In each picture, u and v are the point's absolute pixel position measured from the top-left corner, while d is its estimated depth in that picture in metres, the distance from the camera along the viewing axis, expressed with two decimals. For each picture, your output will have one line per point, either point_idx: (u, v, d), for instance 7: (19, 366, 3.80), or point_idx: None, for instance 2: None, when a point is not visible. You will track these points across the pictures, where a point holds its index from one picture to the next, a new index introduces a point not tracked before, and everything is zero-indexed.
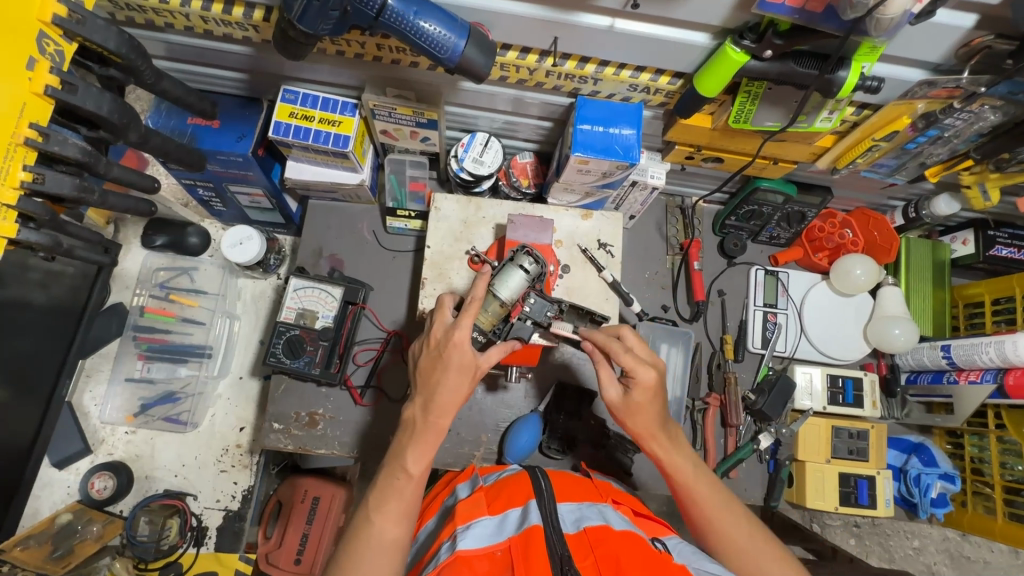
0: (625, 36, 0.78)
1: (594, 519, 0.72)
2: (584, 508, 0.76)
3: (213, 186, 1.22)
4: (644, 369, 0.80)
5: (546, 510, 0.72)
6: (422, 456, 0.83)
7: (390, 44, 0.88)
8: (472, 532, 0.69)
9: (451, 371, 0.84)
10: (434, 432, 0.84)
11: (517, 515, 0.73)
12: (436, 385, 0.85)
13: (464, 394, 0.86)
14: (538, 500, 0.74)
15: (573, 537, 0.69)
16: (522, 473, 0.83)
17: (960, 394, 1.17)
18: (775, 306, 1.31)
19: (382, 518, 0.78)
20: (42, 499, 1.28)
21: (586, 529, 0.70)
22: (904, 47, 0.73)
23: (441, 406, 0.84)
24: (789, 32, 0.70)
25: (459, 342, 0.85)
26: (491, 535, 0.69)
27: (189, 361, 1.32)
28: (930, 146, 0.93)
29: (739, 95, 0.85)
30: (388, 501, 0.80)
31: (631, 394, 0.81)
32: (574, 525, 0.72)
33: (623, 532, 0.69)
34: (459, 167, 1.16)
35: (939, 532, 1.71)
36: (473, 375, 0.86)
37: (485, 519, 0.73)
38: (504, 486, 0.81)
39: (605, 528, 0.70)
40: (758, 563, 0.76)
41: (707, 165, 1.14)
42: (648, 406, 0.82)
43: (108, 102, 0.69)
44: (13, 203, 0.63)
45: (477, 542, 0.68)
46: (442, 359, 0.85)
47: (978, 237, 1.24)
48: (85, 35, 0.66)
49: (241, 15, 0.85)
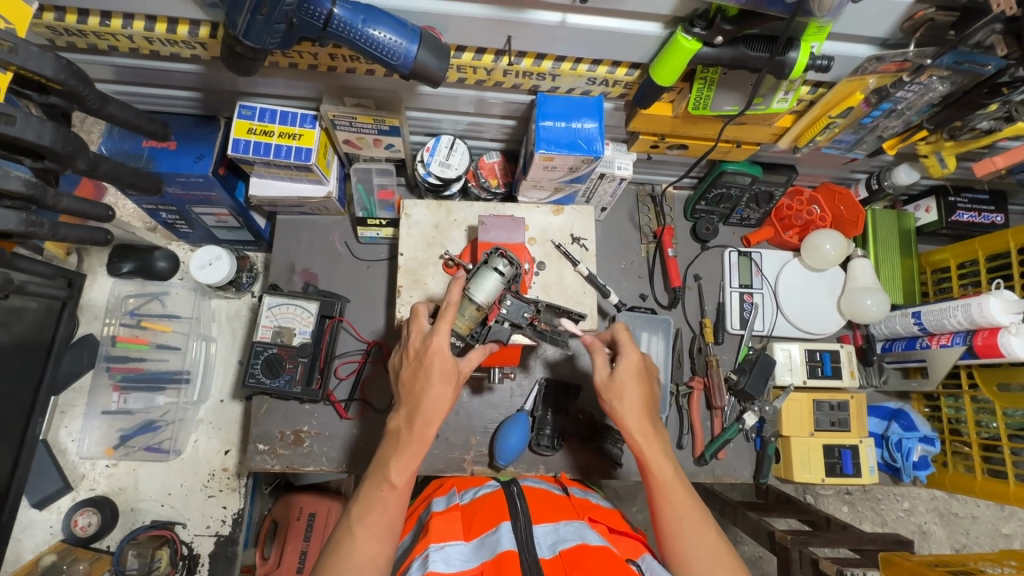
0: (578, 30, 0.78)
1: (570, 541, 0.80)
2: (561, 528, 0.84)
3: (175, 209, 1.19)
4: (632, 354, 0.90)
5: (521, 535, 0.81)
6: (405, 467, 0.83)
7: (343, 53, 0.87)
8: (445, 555, 0.78)
9: (433, 379, 0.84)
10: (420, 442, 0.83)
11: (492, 539, 0.81)
12: (420, 393, 0.84)
13: (447, 402, 0.85)
14: (513, 525, 0.83)
15: (549, 562, 0.77)
16: (499, 497, 0.93)
17: (933, 358, 1.19)
18: (751, 286, 1.33)
19: (364, 531, 0.78)
20: (24, 542, 1.25)
21: (561, 554, 0.78)
22: (850, 25, 0.74)
23: (427, 415, 0.84)
24: (737, 18, 0.70)
25: (437, 349, 0.85)
26: (465, 560, 0.78)
27: (167, 389, 1.31)
28: (885, 120, 0.94)
29: (696, 82, 0.86)
30: (370, 513, 0.80)
31: (622, 375, 0.90)
32: (550, 549, 0.80)
33: (597, 550, 0.76)
34: (426, 172, 1.15)
35: (927, 492, 1.77)
36: (456, 381, 0.86)
37: (460, 544, 0.82)
38: (481, 513, 0.90)
39: (579, 550, 0.77)
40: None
41: (673, 152, 1.14)
42: (634, 393, 0.89)
43: (50, 131, 0.67)
44: None
45: (449, 568, 0.76)
46: (423, 367, 0.85)
47: (940, 204, 1.27)
48: (19, 63, 0.63)
49: (186, 33, 0.83)
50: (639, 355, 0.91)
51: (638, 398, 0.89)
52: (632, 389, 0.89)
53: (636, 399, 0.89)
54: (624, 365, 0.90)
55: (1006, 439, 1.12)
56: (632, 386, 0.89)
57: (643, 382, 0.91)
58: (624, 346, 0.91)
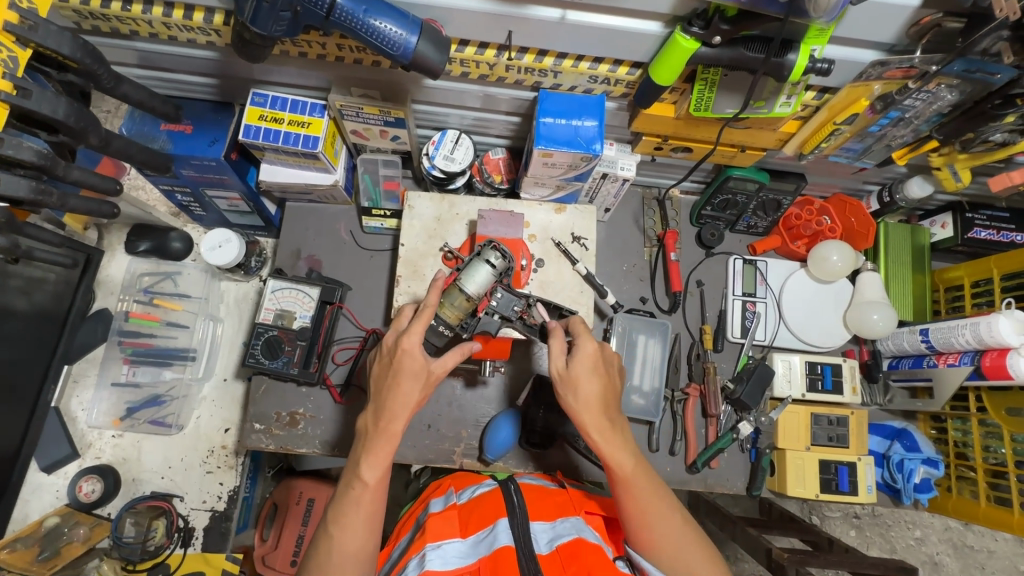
0: (577, 27, 0.79)
1: (567, 536, 0.82)
2: (558, 525, 0.85)
3: (190, 191, 1.24)
4: (591, 341, 0.89)
5: (518, 531, 0.82)
6: (377, 465, 0.84)
7: (349, 43, 0.89)
8: (442, 553, 0.80)
9: (403, 377, 0.86)
10: (386, 439, 0.85)
11: (489, 535, 0.83)
12: (389, 391, 0.87)
13: (415, 396, 0.87)
14: (510, 521, 0.84)
15: (546, 558, 0.79)
16: (496, 495, 0.94)
17: (940, 377, 1.15)
18: (754, 294, 1.31)
19: (341, 530, 0.81)
20: (31, 504, 1.29)
21: (558, 549, 0.80)
22: (851, 28, 0.73)
23: (392, 411, 0.86)
24: (736, 18, 0.70)
25: (407, 348, 0.87)
26: (462, 557, 0.80)
27: (173, 365, 1.35)
28: (893, 128, 0.91)
29: (697, 82, 0.86)
30: (346, 512, 0.82)
31: (584, 364, 0.87)
32: (547, 545, 0.81)
33: (593, 546, 0.78)
34: (431, 165, 1.16)
35: (939, 520, 1.70)
36: (425, 379, 0.87)
37: (456, 542, 0.83)
38: (478, 511, 0.91)
39: (576, 544, 0.79)
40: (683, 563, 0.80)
41: (677, 155, 1.14)
42: (588, 383, 0.87)
43: (64, 106, 0.70)
44: None
45: (445, 565, 0.78)
46: (393, 367, 0.87)
47: (956, 220, 1.24)
48: (38, 41, 0.67)
49: (201, 20, 0.87)
50: (595, 346, 0.90)
51: (592, 390, 0.87)
52: (588, 380, 0.87)
53: (592, 391, 0.87)
54: (581, 353, 0.88)
55: (1013, 466, 1.08)
56: (589, 381, 0.87)
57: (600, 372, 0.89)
58: (580, 337, 0.90)
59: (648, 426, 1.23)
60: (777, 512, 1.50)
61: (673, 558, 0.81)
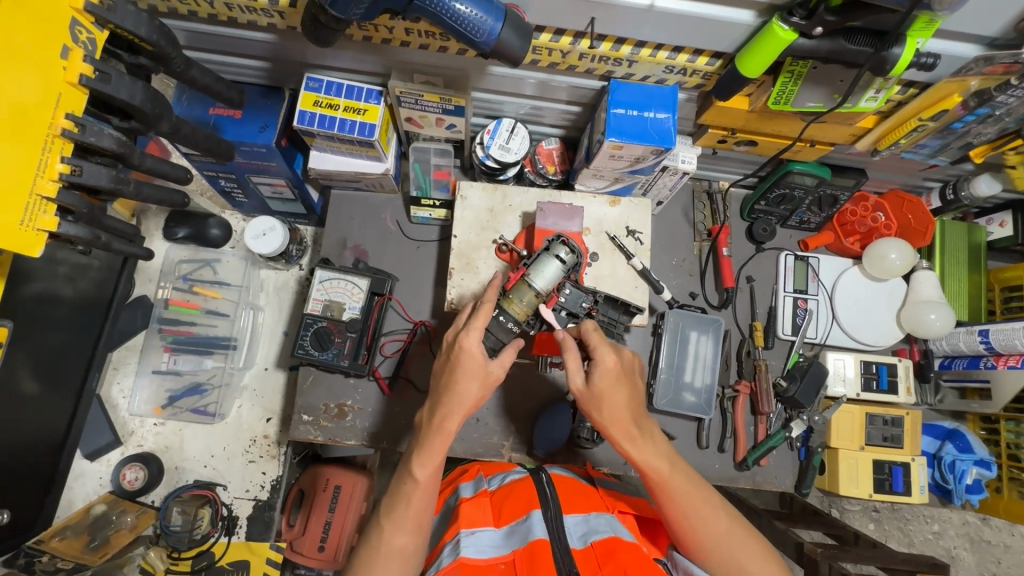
0: (665, 15, 0.76)
1: (601, 533, 0.81)
2: (591, 520, 0.85)
3: (235, 177, 1.20)
4: (608, 354, 0.86)
5: (553, 525, 0.82)
6: (428, 463, 0.84)
7: (420, 28, 0.85)
8: (476, 541, 0.81)
9: (460, 375, 0.85)
10: (439, 436, 0.85)
11: (523, 527, 0.82)
12: (447, 388, 0.86)
13: (471, 395, 0.86)
14: (544, 514, 0.84)
15: (581, 553, 0.78)
16: (528, 484, 0.93)
17: (999, 380, 1.16)
18: (806, 292, 1.29)
19: (390, 526, 0.82)
20: (76, 491, 1.29)
21: (592, 545, 0.79)
22: (960, 21, 0.70)
23: (447, 410, 0.85)
24: (842, 8, 0.67)
25: (468, 347, 0.85)
26: (496, 547, 0.80)
27: (214, 353, 1.33)
28: (979, 125, 0.89)
29: (782, 75, 0.82)
30: (396, 508, 0.83)
31: (606, 378, 0.86)
32: (581, 540, 0.81)
33: (629, 544, 0.77)
34: (485, 155, 1.14)
35: (959, 516, 1.71)
36: (483, 378, 0.86)
37: (491, 531, 0.83)
38: (511, 499, 0.90)
39: (611, 542, 0.78)
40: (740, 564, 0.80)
41: (740, 148, 1.11)
42: (614, 397, 0.85)
43: (141, 91, 0.67)
44: (53, 195, 0.60)
45: (480, 553, 0.78)
46: (453, 364, 0.87)
47: (1017, 219, 1.22)
48: (115, 22, 0.63)
49: (266, 1, 0.83)
50: (614, 358, 0.87)
51: (618, 403, 0.86)
52: (614, 394, 0.86)
53: (621, 403, 0.86)
54: (604, 368, 0.86)
55: None
56: (615, 396, 0.85)
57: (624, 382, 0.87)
58: (599, 350, 0.87)
59: (697, 423, 1.22)
60: (801, 505, 1.50)
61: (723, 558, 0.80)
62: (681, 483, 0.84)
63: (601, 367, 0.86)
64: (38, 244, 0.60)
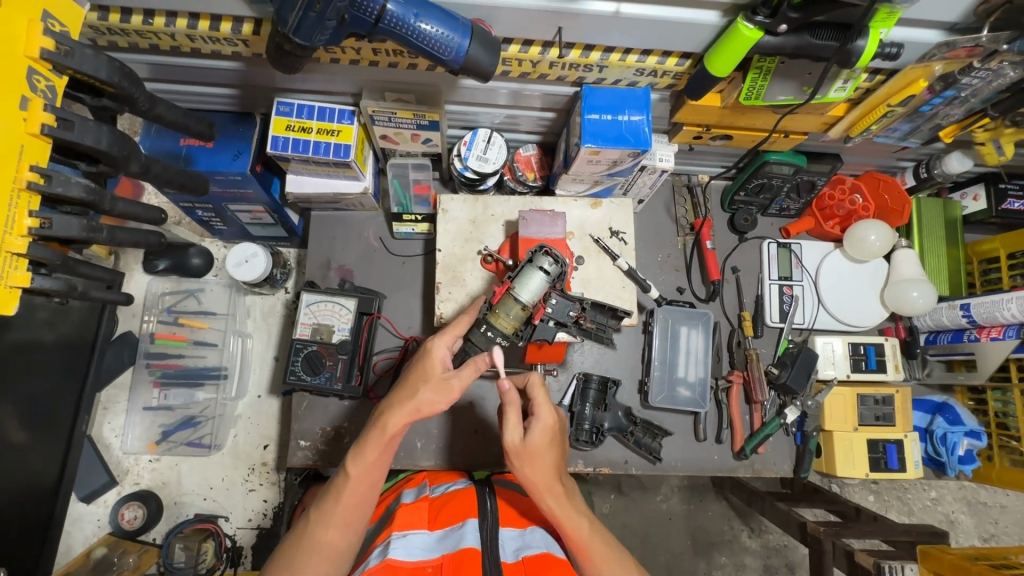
0: (631, 20, 0.76)
1: (534, 548, 0.77)
2: (525, 537, 0.81)
3: (211, 206, 1.19)
4: (548, 412, 0.84)
5: (486, 534, 0.77)
6: (363, 460, 0.83)
7: (386, 48, 0.85)
8: (407, 543, 0.76)
9: (414, 375, 0.87)
10: (376, 432, 0.84)
11: (457, 534, 0.78)
12: (401, 388, 0.87)
13: (414, 390, 0.85)
14: (480, 522, 0.80)
15: (511, 565, 0.74)
16: (469, 494, 0.90)
17: (981, 351, 1.17)
18: (791, 278, 1.30)
19: (320, 519, 0.81)
20: (74, 535, 1.27)
21: (524, 559, 0.75)
22: (920, 10, 0.71)
23: (388, 404, 0.86)
24: (804, 5, 0.68)
25: (432, 353, 0.88)
26: (427, 551, 0.76)
27: (206, 384, 1.33)
28: (946, 108, 0.90)
29: (751, 72, 0.83)
30: (328, 502, 0.83)
31: (541, 433, 0.83)
32: (512, 553, 0.77)
33: (560, 562, 0.74)
34: (464, 167, 1.13)
35: (952, 482, 1.75)
36: (435, 382, 0.85)
37: (424, 534, 0.79)
38: (449, 506, 0.87)
39: (542, 559, 0.74)
40: None
41: (715, 143, 1.12)
42: (548, 454, 0.83)
43: (107, 134, 0.65)
44: (24, 251, 0.59)
45: (409, 556, 0.74)
46: (413, 367, 0.89)
47: (989, 192, 1.24)
48: (75, 67, 0.62)
49: (229, 30, 0.82)
50: (554, 417, 0.85)
51: (549, 468, 0.83)
52: (545, 457, 0.83)
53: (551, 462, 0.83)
54: (543, 425, 0.83)
55: None
56: (550, 452, 0.83)
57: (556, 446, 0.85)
58: (541, 407, 0.84)
59: (693, 416, 1.23)
60: (797, 485, 1.52)
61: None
62: (600, 548, 0.81)
63: (539, 422, 0.84)
64: (13, 300, 0.59)
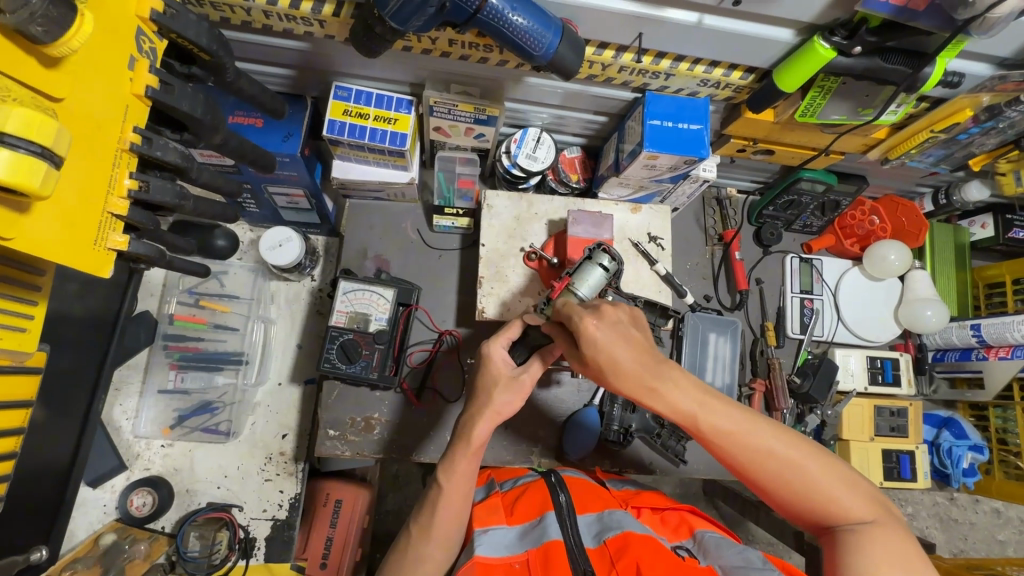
0: (711, 32, 0.79)
1: (614, 530, 0.84)
2: (604, 519, 0.89)
3: (250, 187, 1.16)
4: (589, 319, 0.75)
5: (567, 528, 0.86)
6: (451, 469, 0.87)
7: (464, 39, 0.85)
8: (491, 540, 0.85)
9: (490, 384, 0.89)
10: (462, 442, 0.88)
11: (537, 529, 0.86)
12: (475, 395, 0.91)
13: (488, 396, 0.89)
14: (557, 516, 0.88)
15: (595, 552, 0.82)
16: (540, 487, 0.97)
17: (990, 370, 1.25)
18: (812, 292, 1.34)
19: (417, 532, 0.87)
20: (77, 521, 1.21)
21: (606, 544, 0.83)
22: (980, 44, 0.76)
23: (466, 414, 0.90)
24: (881, 29, 0.72)
25: (491, 357, 0.91)
26: (511, 547, 0.84)
27: (224, 369, 1.29)
28: (981, 137, 0.96)
29: (812, 90, 0.87)
30: (421, 515, 0.88)
31: (596, 343, 0.74)
32: (595, 539, 0.85)
33: (641, 538, 0.80)
34: (512, 164, 1.14)
35: (930, 496, 1.83)
36: (515, 387, 0.88)
37: (504, 529, 0.88)
38: (525, 498, 0.95)
39: (624, 538, 0.81)
40: (811, 491, 0.73)
41: (755, 157, 1.16)
42: (615, 362, 0.74)
43: (200, 103, 0.64)
44: (124, 213, 0.58)
45: (495, 551, 0.82)
46: (480, 374, 0.91)
47: (997, 220, 1.32)
48: (178, 31, 0.60)
49: (309, 10, 0.81)
50: (593, 320, 0.75)
51: (624, 362, 0.74)
52: (613, 359, 0.74)
53: (625, 362, 0.74)
54: (587, 335, 0.75)
55: None
56: (614, 356, 0.74)
57: (618, 333, 0.75)
58: (580, 317, 0.76)
59: None
60: None
61: (786, 492, 0.74)
62: (720, 418, 0.75)
63: (584, 338, 0.75)
64: (107, 264, 0.58)
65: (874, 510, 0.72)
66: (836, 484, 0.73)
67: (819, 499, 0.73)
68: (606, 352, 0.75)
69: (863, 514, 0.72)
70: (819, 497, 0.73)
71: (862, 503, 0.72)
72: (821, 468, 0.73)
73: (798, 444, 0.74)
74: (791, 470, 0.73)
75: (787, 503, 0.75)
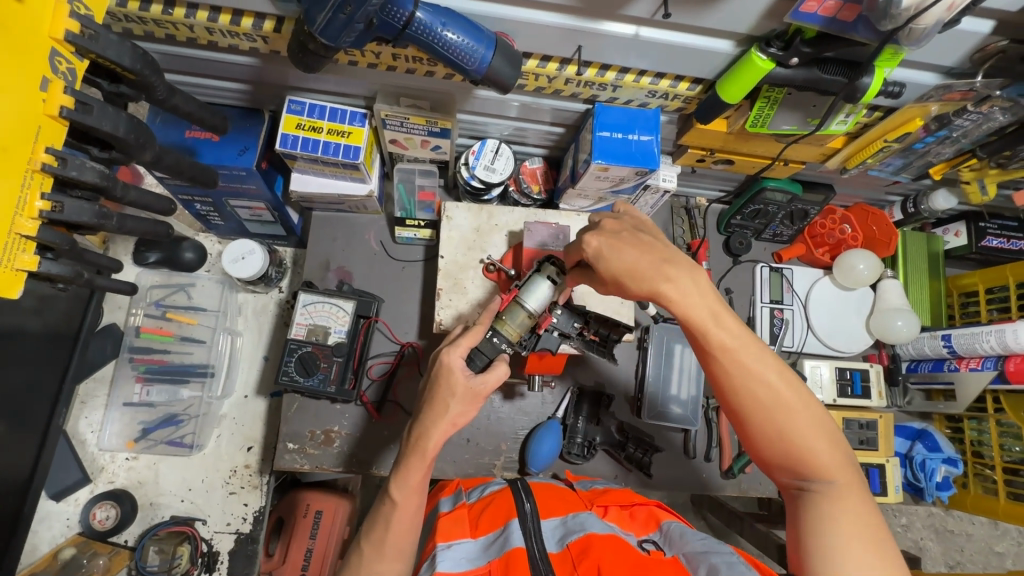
0: (649, 43, 0.78)
1: (576, 532, 0.81)
2: (568, 522, 0.85)
3: (210, 200, 1.17)
4: (590, 236, 0.72)
5: (529, 532, 0.82)
6: (406, 482, 0.84)
7: (406, 54, 0.86)
8: (453, 555, 0.81)
9: (450, 396, 0.84)
10: (418, 455, 0.84)
11: (501, 537, 0.83)
12: (433, 405, 0.85)
13: (444, 407, 0.84)
14: (521, 522, 0.84)
15: (558, 555, 0.78)
16: (506, 493, 0.93)
17: (962, 381, 1.22)
18: (781, 302, 1.33)
19: (370, 549, 0.83)
20: (41, 534, 1.21)
21: (569, 547, 0.79)
22: (921, 54, 0.75)
23: (422, 426, 0.85)
24: (816, 40, 0.71)
25: (450, 366, 0.85)
26: (472, 560, 0.81)
27: (190, 382, 1.29)
28: (938, 146, 0.95)
29: (758, 101, 0.86)
30: (374, 530, 0.84)
31: (600, 254, 0.70)
32: (558, 543, 0.81)
33: (605, 539, 0.77)
34: (471, 175, 1.14)
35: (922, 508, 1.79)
36: (472, 399, 0.85)
37: (467, 543, 0.84)
38: (489, 510, 0.91)
39: (586, 540, 0.78)
40: (792, 437, 0.65)
41: (717, 167, 1.16)
42: (624, 262, 0.68)
43: (125, 122, 0.65)
44: (33, 233, 0.60)
45: (455, 566, 0.79)
46: (437, 384, 0.85)
47: (970, 228, 1.30)
48: (98, 51, 0.61)
49: (250, 26, 0.81)
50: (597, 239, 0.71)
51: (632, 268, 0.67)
52: (618, 259, 0.68)
53: (628, 261, 0.67)
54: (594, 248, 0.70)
55: None
56: (622, 256, 0.68)
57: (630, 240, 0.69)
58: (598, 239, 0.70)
59: (684, 433, 1.25)
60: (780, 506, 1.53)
61: (767, 427, 0.66)
62: (722, 335, 0.66)
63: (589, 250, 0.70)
64: (17, 284, 0.61)
65: (845, 471, 0.65)
66: (817, 436, 0.65)
67: (796, 449, 0.65)
68: (605, 256, 0.70)
69: (833, 473, 0.65)
70: (799, 443, 0.65)
71: (836, 461, 0.65)
72: (808, 419, 0.65)
73: (793, 386, 0.66)
74: (777, 414, 0.65)
75: (759, 441, 0.67)
